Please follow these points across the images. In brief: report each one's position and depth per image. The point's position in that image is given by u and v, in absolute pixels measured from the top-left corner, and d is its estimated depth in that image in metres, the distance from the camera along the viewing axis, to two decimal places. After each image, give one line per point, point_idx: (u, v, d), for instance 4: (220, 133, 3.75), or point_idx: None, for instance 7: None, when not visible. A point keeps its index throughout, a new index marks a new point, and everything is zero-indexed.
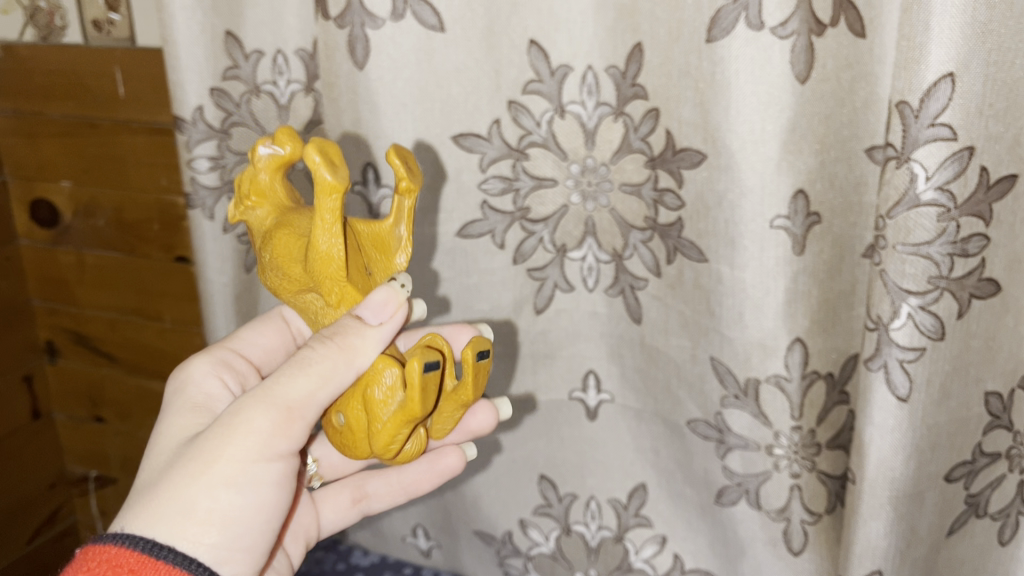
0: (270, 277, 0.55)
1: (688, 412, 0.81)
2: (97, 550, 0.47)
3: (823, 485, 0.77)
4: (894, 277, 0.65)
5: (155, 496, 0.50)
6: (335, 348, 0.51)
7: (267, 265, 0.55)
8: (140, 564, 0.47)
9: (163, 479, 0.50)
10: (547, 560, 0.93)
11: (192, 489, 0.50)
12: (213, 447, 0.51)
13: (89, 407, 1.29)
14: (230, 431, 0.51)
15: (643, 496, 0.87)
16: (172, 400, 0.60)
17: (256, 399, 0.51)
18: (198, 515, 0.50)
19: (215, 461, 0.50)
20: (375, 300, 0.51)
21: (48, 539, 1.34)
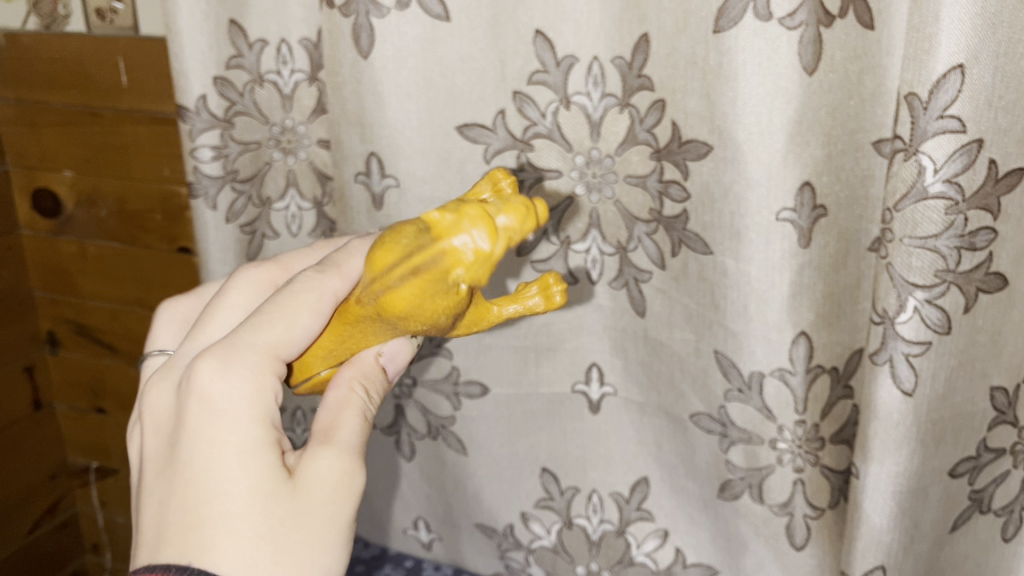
0: (431, 309, 0.50)
1: (692, 406, 0.81)
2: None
3: (826, 480, 0.77)
4: (901, 271, 0.65)
5: (268, 548, 0.44)
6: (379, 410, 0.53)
7: (438, 296, 0.50)
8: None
9: (273, 531, 0.44)
10: (548, 554, 0.92)
11: (306, 550, 0.45)
12: (324, 500, 0.46)
13: (90, 397, 1.29)
14: (341, 491, 0.47)
15: (645, 490, 0.86)
16: (209, 431, 0.46)
17: (349, 455, 0.49)
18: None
19: (333, 524, 0.46)
20: (400, 347, 0.56)
21: (49, 529, 1.34)
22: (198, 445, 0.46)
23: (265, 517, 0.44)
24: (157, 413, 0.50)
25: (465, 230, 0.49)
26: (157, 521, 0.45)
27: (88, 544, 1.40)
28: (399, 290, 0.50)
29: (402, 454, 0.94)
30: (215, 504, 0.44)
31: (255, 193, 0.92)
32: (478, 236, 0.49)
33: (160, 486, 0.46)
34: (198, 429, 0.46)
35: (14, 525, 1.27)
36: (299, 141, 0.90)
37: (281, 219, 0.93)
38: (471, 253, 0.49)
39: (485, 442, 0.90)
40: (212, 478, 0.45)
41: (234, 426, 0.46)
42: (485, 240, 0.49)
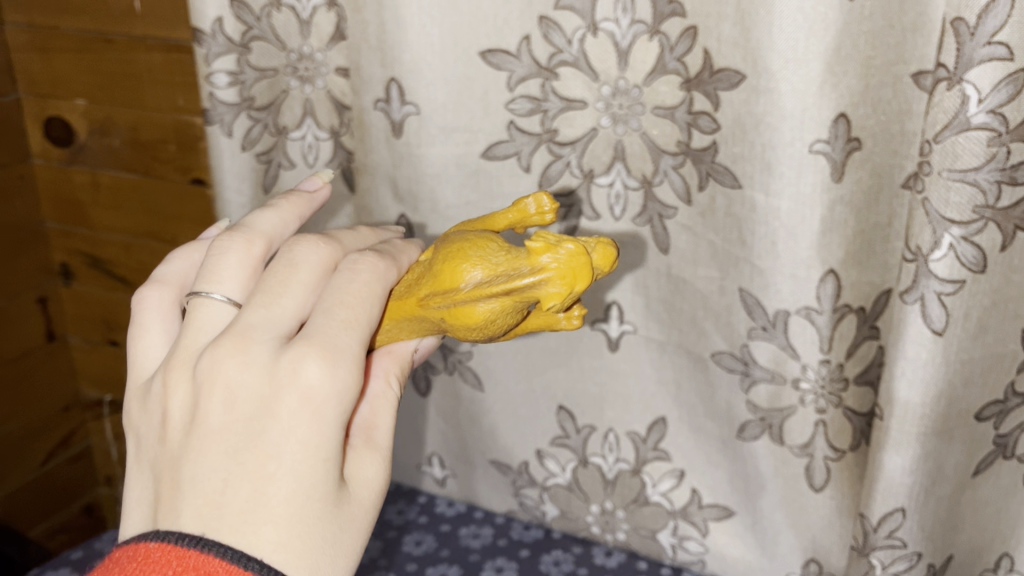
0: (499, 327, 0.48)
1: (713, 344, 0.79)
2: (183, 556, 0.39)
3: (848, 421, 0.76)
4: (937, 206, 0.63)
5: (325, 552, 0.42)
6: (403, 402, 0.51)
7: (507, 318, 0.47)
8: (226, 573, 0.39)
9: (332, 535, 0.42)
10: (562, 491, 0.92)
11: (350, 554, 0.43)
12: (368, 506, 0.45)
13: (103, 330, 1.29)
14: (380, 501, 0.47)
15: (662, 430, 0.86)
16: (307, 430, 0.42)
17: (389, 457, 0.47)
18: None
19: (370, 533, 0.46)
20: (432, 342, 0.55)
21: (63, 461, 1.34)
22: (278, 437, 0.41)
23: (328, 520, 0.42)
24: (229, 384, 0.42)
25: (553, 273, 0.45)
26: (218, 500, 0.40)
27: (102, 477, 1.40)
28: (470, 311, 0.47)
29: (417, 390, 0.94)
30: (285, 501, 0.41)
31: (271, 121, 0.90)
32: (571, 262, 0.45)
33: (228, 465, 0.41)
34: (291, 424, 0.42)
35: (26, 454, 1.28)
36: (317, 69, 0.87)
37: (297, 149, 0.90)
38: (562, 290, 0.45)
39: (502, 377, 0.90)
40: (289, 478, 0.41)
41: (320, 430, 0.42)
42: (580, 284, 0.45)
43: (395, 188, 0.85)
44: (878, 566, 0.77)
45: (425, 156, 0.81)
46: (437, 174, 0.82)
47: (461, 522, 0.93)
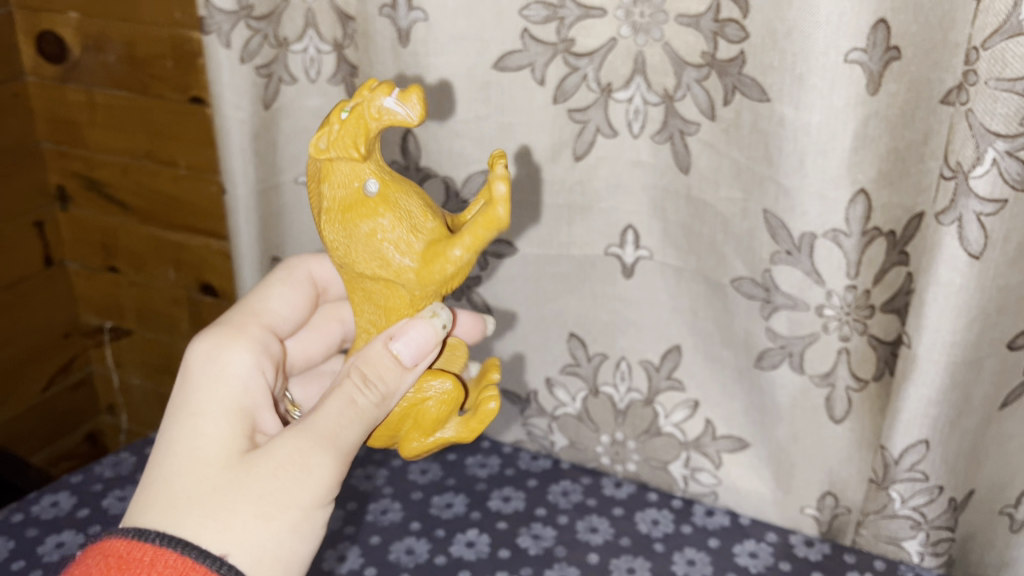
0: (348, 251, 0.51)
1: (734, 270, 0.76)
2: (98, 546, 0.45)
3: (872, 350, 0.73)
4: (982, 118, 0.60)
5: (205, 517, 0.45)
6: (375, 400, 0.51)
7: (336, 232, 0.52)
8: (127, 548, 0.44)
9: (214, 504, 0.46)
10: (572, 421, 0.90)
11: (247, 524, 0.46)
12: (271, 473, 0.47)
13: (103, 256, 1.26)
14: (298, 465, 0.47)
15: (677, 359, 0.82)
16: (197, 414, 0.50)
17: (318, 439, 0.48)
18: (252, 541, 0.46)
19: (289, 502, 0.47)
20: (420, 339, 0.52)
21: (63, 389, 1.32)
22: (185, 422, 0.50)
23: (211, 494, 0.46)
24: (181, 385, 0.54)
25: (331, 152, 0.51)
26: None
27: (104, 405, 1.39)
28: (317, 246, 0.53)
29: None
30: (178, 475, 0.47)
31: (272, 32, 0.85)
32: (349, 122, 0.50)
33: None
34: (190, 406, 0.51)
35: (27, 378, 1.26)
36: None
37: (299, 63, 0.87)
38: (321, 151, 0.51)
39: (511, 304, 0.87)
40: (184, 456, 0.48)
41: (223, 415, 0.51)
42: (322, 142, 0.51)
43: None
44: (897, 499, 0.75)
45: (434, 67, 0.77)
46: (448, 86, 0.78)
47: (467, 452, 0.91)
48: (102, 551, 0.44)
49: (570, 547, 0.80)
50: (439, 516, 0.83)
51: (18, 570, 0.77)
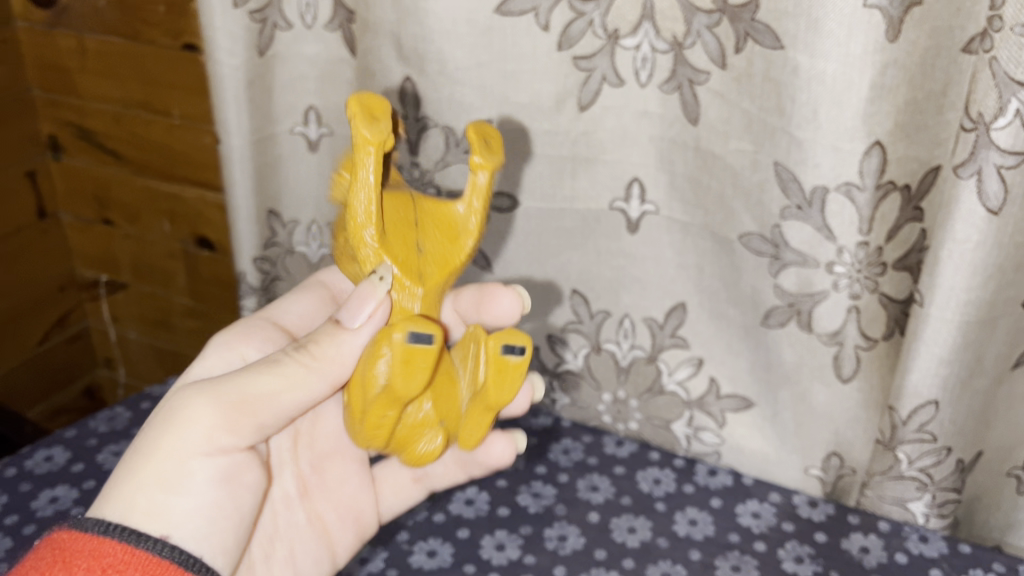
0: (340, 254, 0.54)
1: (742, 225, 0.73)
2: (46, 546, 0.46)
3: (883, 309, 0.71)
4: (1006, 65, 0.57)
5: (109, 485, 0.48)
6: (303, 364, 0.51)
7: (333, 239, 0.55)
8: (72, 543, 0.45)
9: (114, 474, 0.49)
10: (573, 379, 0.89)
11: (139, 484, 0.47)
12: (154, 434, 0.49)
13: (97, 208, 1.24)
14: (174, 421, 0.49)
15: (681, 316, 0.81)
16: None
17: (200, 397, 0.50)
18: (133, 495, 0.47)
19: (164, 454, 0.48)
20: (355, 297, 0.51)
21: (60, 342, 1.31)
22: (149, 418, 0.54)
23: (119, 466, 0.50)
24: None
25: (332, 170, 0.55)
26: None
27: (101, 359, 1.38)
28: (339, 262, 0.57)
29: None
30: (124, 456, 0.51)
31: None
32: None
33: None
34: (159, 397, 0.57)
35: (23, 331, 1.24)
36: None
37: (295, 9, 0.84)
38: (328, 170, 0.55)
39: (513, 260, 0.84)
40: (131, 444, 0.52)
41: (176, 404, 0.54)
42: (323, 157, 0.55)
43: (398, 46, 0.78)
44: (904, 460, 0.74)
45: (434, 12, 0.74)
46: (448, 32, 0.75)
47: None
48: (50, 547, 0.45)
49: (570, 505, 0.80)
50: None
51: (12, 524, 0.76)
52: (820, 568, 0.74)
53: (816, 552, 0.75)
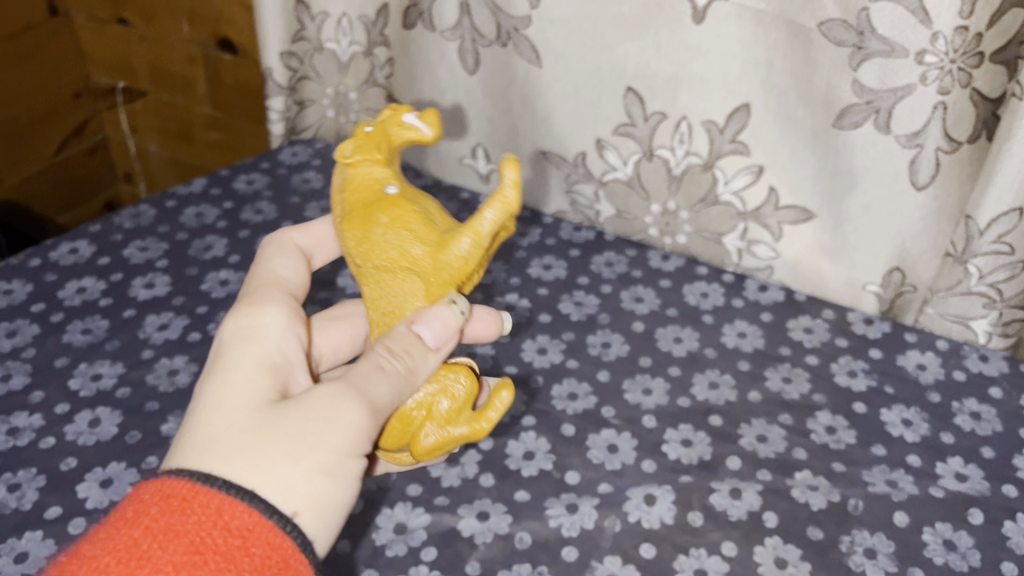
0: (380, 243, 0.47)
1: (824, 12, 0.66)
2: (149, 485, 0.38)
3: (972, 108, 0.65)
4: None
5: (233, 460, 0.39)
6: (402, 370, 0.44)
7: (365, 216, 0.48)
8: (191, 492, 0.37)
9: (243, 444, 0.39)
10: (621, 189, 0.84)
11: (292, 471, 0.39)
12: (304, 418, 0.40)
13: (111, 7, 1.16)
14: (327, 414, 0.41)
15: (744, 119, 0.74)
16: (225, 359, 0.44)
17: (352, 387, 0.42)
18: (284, 483, 0.39)
19: (313, 446, 0.40)
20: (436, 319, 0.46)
21: (79, 152, 1.27)
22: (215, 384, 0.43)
23: (240, 433, 0.40)
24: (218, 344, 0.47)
25: (357, 158, 0.51)
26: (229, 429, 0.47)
27: (122, 173, 1.34)
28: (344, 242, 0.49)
29: (464, 68, 0.85)
30: (209, 422, 0.41)
31: None
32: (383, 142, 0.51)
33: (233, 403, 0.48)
34: (220, 351, 0.45)
35: (41, 138, 1.19)
36: None
37: None
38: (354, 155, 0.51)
39: (565, 53, 0.78)
40: (214, 410, 0.41)
41: (252, 368, 0.43)
42: (360, 144, 0.51)
43: None
44: (974, 274, 0.70)
45: None
46: None
47: None
48: (159, 489, 0.37)
49: (615, 315, 0.78)
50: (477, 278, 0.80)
51: (39, 313, 0.73)
52: (874, 383, 0.72)
53: (870, 367, 0.73)
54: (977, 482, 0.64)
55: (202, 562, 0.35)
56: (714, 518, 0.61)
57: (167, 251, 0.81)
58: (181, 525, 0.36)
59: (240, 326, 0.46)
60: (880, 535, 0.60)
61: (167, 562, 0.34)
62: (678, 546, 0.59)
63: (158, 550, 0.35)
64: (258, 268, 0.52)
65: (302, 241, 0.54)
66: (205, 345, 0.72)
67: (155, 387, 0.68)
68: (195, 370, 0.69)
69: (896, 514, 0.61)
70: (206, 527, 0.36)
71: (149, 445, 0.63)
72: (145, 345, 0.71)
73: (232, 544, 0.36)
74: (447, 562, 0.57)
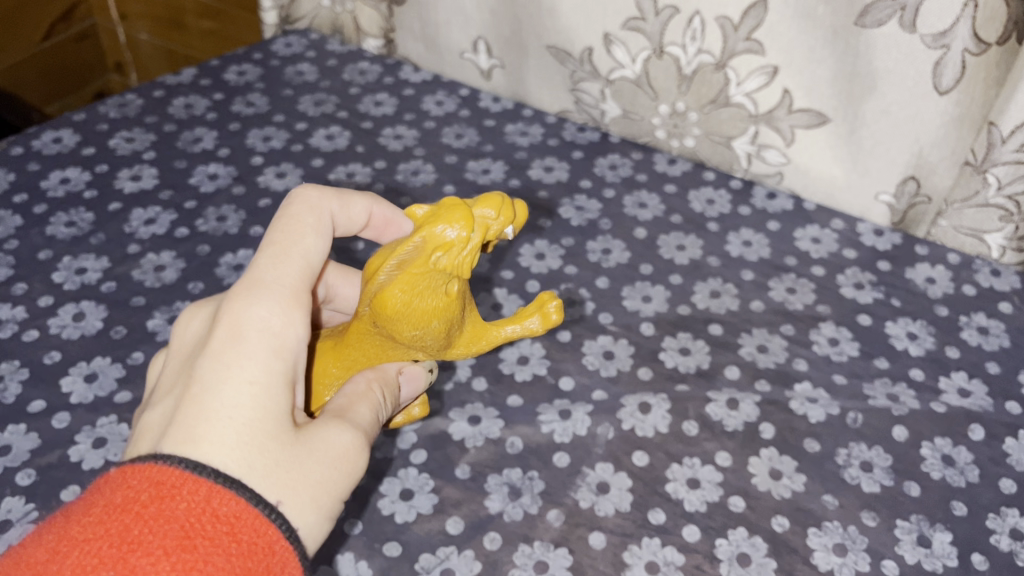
0: (423, 315, 0.47)
1: None
2: (135, 471, 0.35)
3: (1005, 6, 0.61)
4: None
5: (278, 491, 0.37)
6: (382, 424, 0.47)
7: (427, 300, 0.47)
8: (180, 479, 0.34)
9: (283, 472, 0.38)
10: (628, 88, 0.80)
11: (318, 512, 0.39)
12: (326, 461, 0.40)
13: None
14: (343, 463, 0.41)
15: (761, 15, 0.70)
16: (250, 357, 0.39)
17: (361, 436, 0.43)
18: (308, 523, 0.38)
19: (330, 490, 0.40)
20: (416, 378, 0.51)
21: (67, 40, 1.23)
22: (239, 380, 0.39)
23: (278, 459, 0.38)
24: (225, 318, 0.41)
25: (445, 243, 0.47)
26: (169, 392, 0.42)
27: (112, 63, 1.30)
28: (387, 294, 0.46)
29: None
30: (245, 436, 0.37)
31: None
32: (469, 240, 0.47)
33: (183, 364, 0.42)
34: (243, 341, 0.40)
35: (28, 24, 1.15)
36: None
37: None
38: (454, 235, 0.47)
39: None
40: (246, 415, 0.38)
41: (283, 371, 0.40)
42: (466, 225, 0.47)
43: None
44: (993, 184, 0.68)
45: None
46: None
47: (507, 120, 0.84)
48: (144, 474, 0.34)
49: (616, 220, 0.75)
50: (476, 179, 0.77)
51: (22, 204, 0.71)
52: (881, 295, 0.70)
53: (878, 280, 0.71)
54: (980, 398, 0.62)
55: (193, 547, 0.33)
56: (709, 428, 0.60)
57: (155, 143, 0.79)
58: (171, 511, 0.33)
59: (274, 307, 0.41)
60: (878, 449, 0.59)
61: (158, 546, 0.32)
62: (672, 455, 0.58)
63: (149, 535, 0.32)
64: (298, 215, 0.45)
65: (337, 224, 0.47)
66: (193, 241, 0.70)
67: (141, 282, 0.66)
68: (183, 266, 0.68)
69: (896, 428, 0.60)
70: (199, 515, 0.34)
71: (135, 340, 0.62)
72: (131, 239, 0.69)
73: (221, 530, 0.34)
74: (437, 464, 0.57)
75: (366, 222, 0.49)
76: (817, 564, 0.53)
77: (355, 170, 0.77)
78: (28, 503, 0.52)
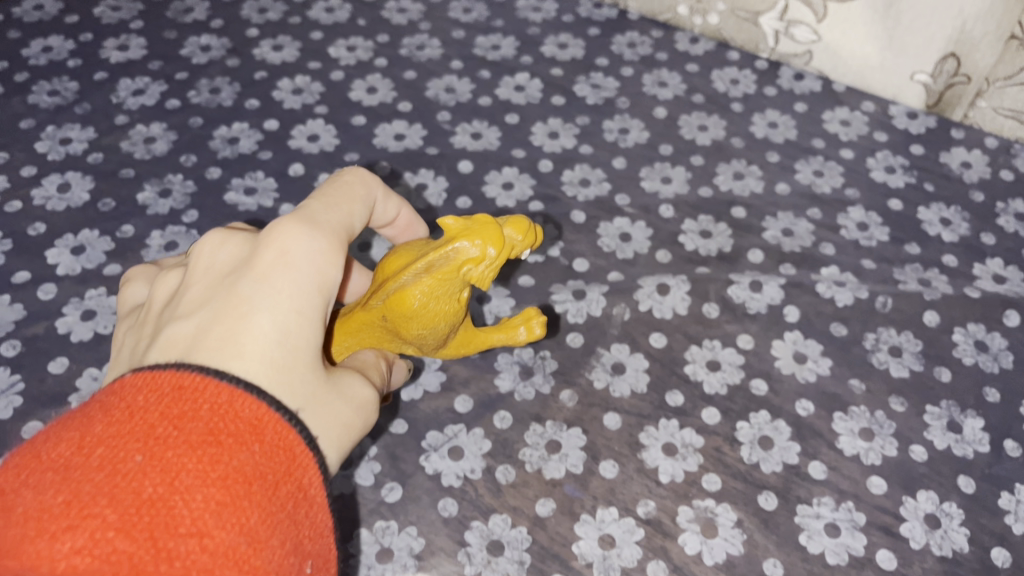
0: (433, 318, 0.42)
1: None
2: (159, 377, 0.28)
3: None
4: None
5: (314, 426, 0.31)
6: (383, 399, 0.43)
7: (441, 303, 0.41)
8: (202, 380, 0.29)
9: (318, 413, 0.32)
10: None
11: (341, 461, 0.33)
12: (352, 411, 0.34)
13: None
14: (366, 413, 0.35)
15: None
16: (295, 290, 0.33)
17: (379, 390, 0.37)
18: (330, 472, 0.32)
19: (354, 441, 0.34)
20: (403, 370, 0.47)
21: None
22: (283, 309, 0.32)
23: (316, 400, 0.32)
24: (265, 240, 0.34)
25: (467, 258, 0.40)
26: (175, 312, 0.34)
27: None
28: (404, 296, 0.41)
29: None
30: (286, 369, 0.31)
31: None
32: (496, 261, 0.40)
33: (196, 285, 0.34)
34: (291, 271, 0.33)
35: None
36: None
37: None
38: (480, 254, 0.40)
39: None
40: (287, 346, 0.32)
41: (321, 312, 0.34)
42: (493, 246, 0.40)
43: None
44: None
45: None
46: None
47: None
48: (163, 376, 0.28)
49: (635, 99, 0.71)
50: (485, 55, 0.73)
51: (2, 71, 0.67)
52: (913, 180, 0.66)
53: (910, 164, 0.67)
54: (1015, 284, 0.59)
55: (220, 443, 0.27)
56: (731, 310, 0.57)
57: (142, 13, 0.74)
58: (193, 408, 0.28)
59: (330, 241, 0.35)
60: (908, 334, 0.56)
61: (182, 440, 0.26)
62: (691, 337, 0.55)
63: (174, 430, 0.27)
64: (346, 183, 0.38)
65: (373, 212, 0.41)
66: (185, 113, 0.66)
67: (130, 154, 0.62)
68: (174, 138, 0.64)
69: (927, 313, 0.57)
70: (221, 409, 0.28)
71: (124, 213, 0.58)
72: (119, 110, 0.65)
73: (240, 427, 0.28)
74: None
75: (390, 221, 0.43)
76: (842, 448, 0.50)
77: (357, 44, 0.73)
78: (13, 374, 0.50)
